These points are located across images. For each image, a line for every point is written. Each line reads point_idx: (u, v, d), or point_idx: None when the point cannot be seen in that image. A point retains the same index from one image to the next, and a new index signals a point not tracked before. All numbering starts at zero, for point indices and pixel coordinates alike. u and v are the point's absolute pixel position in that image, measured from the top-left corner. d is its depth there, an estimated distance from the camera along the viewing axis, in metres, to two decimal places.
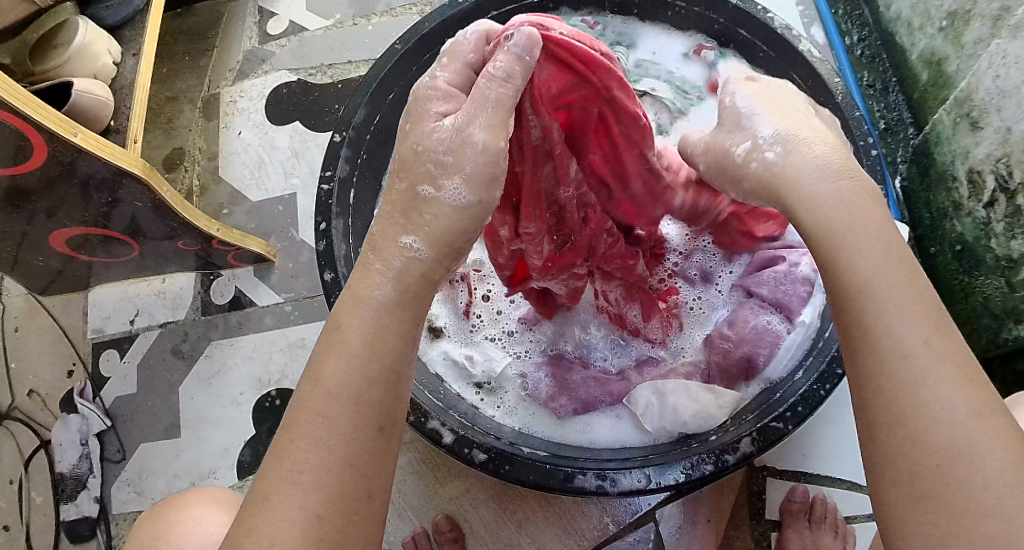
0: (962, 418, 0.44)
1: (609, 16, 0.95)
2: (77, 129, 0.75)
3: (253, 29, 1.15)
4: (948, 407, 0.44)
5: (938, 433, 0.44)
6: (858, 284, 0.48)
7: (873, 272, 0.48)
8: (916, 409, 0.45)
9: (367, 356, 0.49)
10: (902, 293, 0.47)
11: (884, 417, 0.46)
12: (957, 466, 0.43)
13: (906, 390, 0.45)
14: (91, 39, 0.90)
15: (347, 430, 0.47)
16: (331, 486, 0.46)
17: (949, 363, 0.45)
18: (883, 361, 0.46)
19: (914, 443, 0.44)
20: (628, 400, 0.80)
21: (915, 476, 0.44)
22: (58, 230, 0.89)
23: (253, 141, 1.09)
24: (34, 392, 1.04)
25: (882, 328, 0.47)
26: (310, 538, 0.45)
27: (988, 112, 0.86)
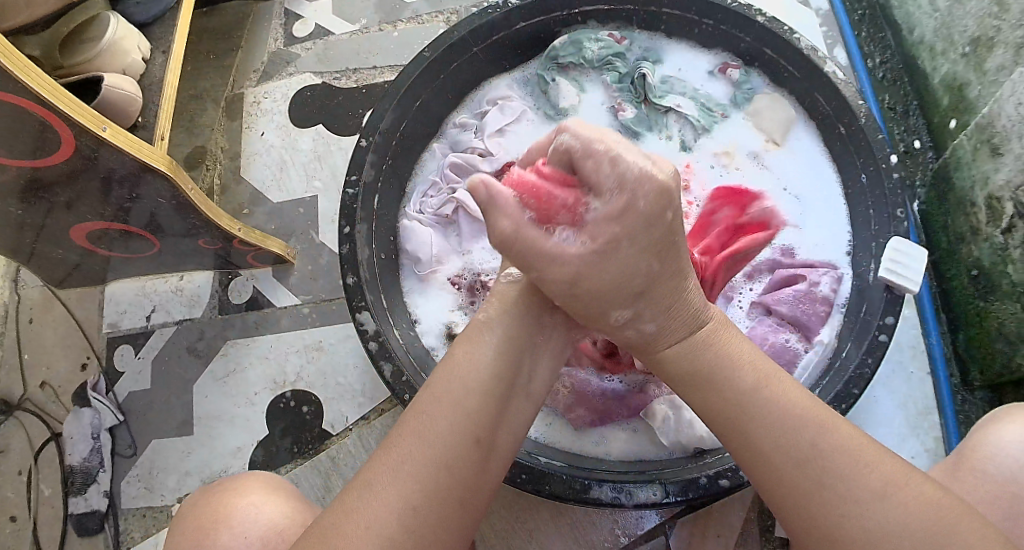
0: (878, 503, 0.49)
1: (636, 32, 0.96)
2: (105, 124, 0.76)
3: (279, 31, 1.16)
4: (857, 496, 0.50)
5: (857, 521, 0.49)
6: (734, 400, 0.55)
7: (745, 391, 0.55)
8: (826, 503, 0.50)
9: (492, 370, 0.57)
10: (762, 403, 0.54)
11: (812, 509, 0.51)
12: (881, 547, 0.48)
13: (818, 483, 0.51)
14: (122, 35, 0.91)
15: (445, 439, 0.53)
16: (427, 479, 0.51)
17: (853, 453, 0.51)
18: (786, 467, 0.52)
19: (834, 535, 0.50)
20: (646, 414, 0.80)
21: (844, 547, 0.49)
22: (79, 222, 0.90)
23: (276, 142, 1.10)
24: (46, 384, 1.04)
25: (784, 431, 0.53)
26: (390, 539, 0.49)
27: (1009, 139, 0.88)
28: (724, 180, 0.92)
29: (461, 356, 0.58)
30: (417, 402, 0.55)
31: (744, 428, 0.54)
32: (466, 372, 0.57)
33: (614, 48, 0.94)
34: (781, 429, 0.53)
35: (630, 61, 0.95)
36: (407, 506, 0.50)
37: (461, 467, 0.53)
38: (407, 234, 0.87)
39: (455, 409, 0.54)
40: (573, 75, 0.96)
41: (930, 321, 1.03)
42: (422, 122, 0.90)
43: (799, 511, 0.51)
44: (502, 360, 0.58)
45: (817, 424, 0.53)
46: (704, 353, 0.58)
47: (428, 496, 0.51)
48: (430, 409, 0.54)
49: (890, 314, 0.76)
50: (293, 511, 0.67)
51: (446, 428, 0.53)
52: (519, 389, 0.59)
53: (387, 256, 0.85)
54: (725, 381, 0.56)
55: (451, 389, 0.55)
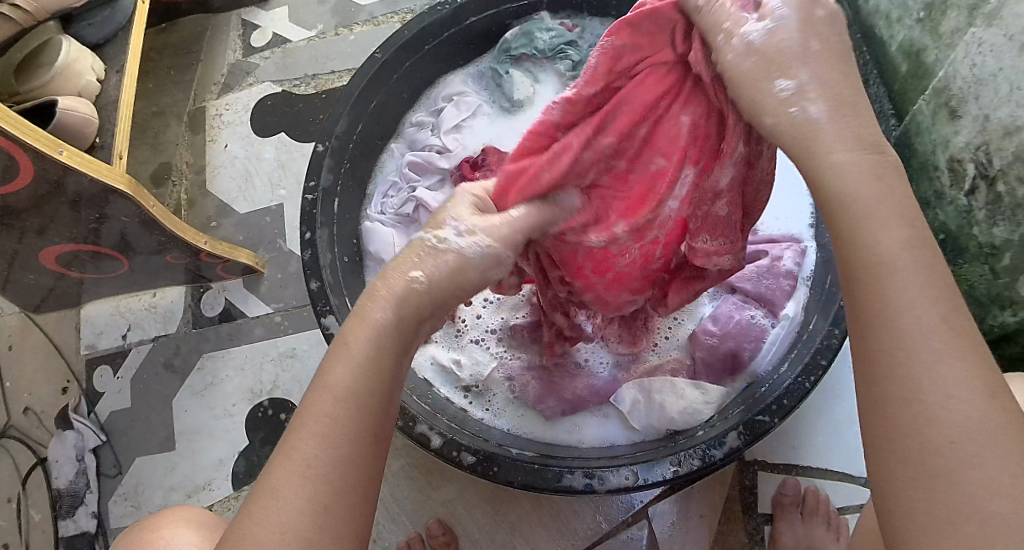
0: (976, 404, 0.41)
1: (587, 19, 0.97)
2: (61, 146, 0.76)
3: (237, 42, 1.16)
4: (956, 388, 0.41)
5: (943, 434, 0.41)
6: (875, 260, 0.45)
7: (888, 249, 0.45)
8: (923, 388, 0.42)
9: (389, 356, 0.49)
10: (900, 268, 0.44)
11: (898, 393, 0.42)
12: (965, 448, 0.40)
13: (915, 368, 0.42)
14: (75, 58, 0.91)
15: (346, 439, 0.46)
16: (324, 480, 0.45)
17: (964, 356, 0.42)
18: (886, 343, 0.43)
19: (918, 422, 0.41)
20: (615, 399, 0.81)
21: (915, 466, 0.41)
22: (49, 247, 0.90)
23: (240, 154, 1.10)
24: (29, 410, 1.04)
25: (894, 306, 0.43)
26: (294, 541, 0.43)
27: (966, 101, 0.88)
28: None
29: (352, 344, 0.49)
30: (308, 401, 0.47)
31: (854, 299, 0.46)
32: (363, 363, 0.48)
33: (566, 36, 0.94)
34: (910, 299, 0.43)
35: (583, 48, 0.96)
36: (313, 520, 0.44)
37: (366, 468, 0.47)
38: (370, 237, 0.88)
39: (358, 410, 0.47)
40: (527, 66, 0.96)
41: None
42: (377, 123, 0.90)
43: (890, 396, 0.43)
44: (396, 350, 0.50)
45: (942, 309, 0.43)
46: (845, 194, 0.47)
47: (333, 499, 0.45)
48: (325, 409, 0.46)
49: None
50: (205, 538, 0.67)
51: (346, 429, 0.46)
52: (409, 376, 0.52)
53: (350, 259, 0.85)
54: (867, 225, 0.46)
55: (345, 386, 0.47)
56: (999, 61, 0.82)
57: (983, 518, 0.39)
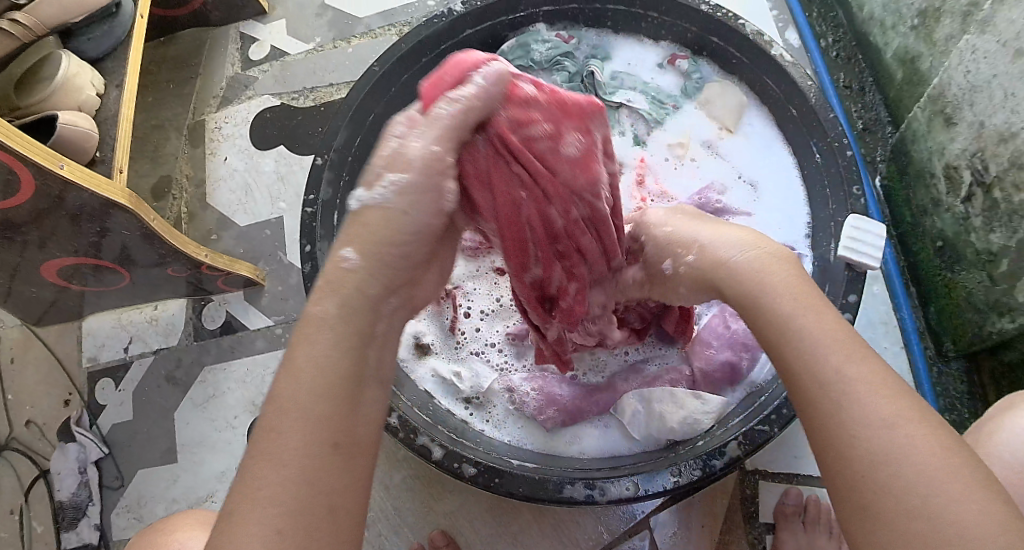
0: (890, 433, 0.46)
1: (584, 30, 0.98)
2: (62, 160, 0.77)
3: (236, 56, 1.17)
4: (873, 421, 0.47)
5: (877, 451, 0.46)
6: (778, 322, 0.54)
7: (788, 314, 0.54)
8: (841, 425, 0.48)
9: (339, 366, 0.49)
10: (806, 324, 0.53)
11: (825, 430, 0.48)
12: (887, 472, 0.45)
13: (832, 409, 0.48)
14: (75, 72, 0.92)
15: (304, 453, 0.47)
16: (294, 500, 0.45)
17: (874, 381, 0.48)
18: (803, 391, 0.50)
19: (846, 456, 0.47)
20: (615, 410, 0.82)
21: (861, 484, 0.46)
22: (49, 261, 0.90)
23: (239, 166, 1.10)
24: (31, 422, 1.05)
25: (810, 351, 0.51)
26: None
27: (961, 108, 0.89)
28: (678, 171, 0.94)
29: (299, 358, 0.49)
30: (269, 420, 0.48)
31: (781, 347, 0.53)
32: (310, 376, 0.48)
33: (562, 48, 0.96)
34: (816, 346, 0.51)
35: (579, 60, 0.97)
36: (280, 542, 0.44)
37: (328, 481, 0.47)
38: None
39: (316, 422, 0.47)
40: None
41: (900, 296, 1.04)
42: None
43: (821, 435, 0.49)
44: (345, 355, 0.50)
45: (848, 354, 0.50)
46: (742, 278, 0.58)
47: (295, 516, 0.45)
48: (278, 427, 0.47)
49: (852, 292, 0.77)
50: None
51: (303, 441, 0.47)
52: (373, 378, 0.52)
53: None
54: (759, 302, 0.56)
55: (297, 401, 0.48)
56: (993, 68, 0.82)
57: (929, 524, 0.43)
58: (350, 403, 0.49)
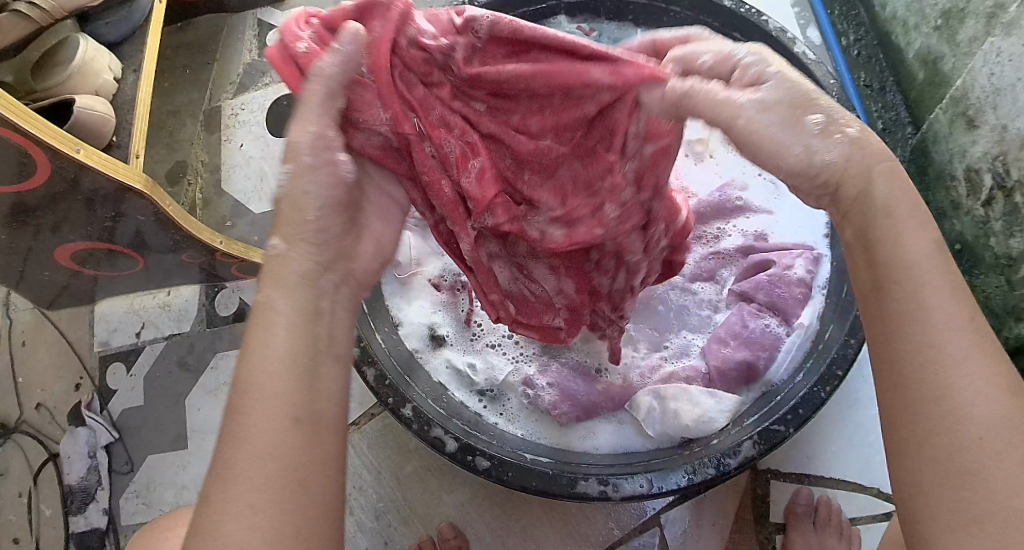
0: (989, 409, 0.44)
1: (604, 23, 0.97)
2: (78, 145, 0.76)
3: (253, 42, 1.17)
4: (974, 393, 0.44)
5: (967, 425, 0.44)
6: (893, 262, 0.49)
7: (922, 252, 0.48)
8: (940, 394, 0.45)
9: (290, 343, 0.49)
10: (931, 270, 0.47)
11: (917, 401, 0.46)
12: (987, 450, 0.43)
13: (933, 377, 0.45)
14: (92, 57, 0.91)
15: (271, 428, 0.46)
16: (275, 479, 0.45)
17: (977, 346, 0.46)
18: (901, 352, 0.47)
19: (934, 430, 0.45)
20: (629, 405, 0.81)
21: (942, 461, 0.44)
22: (62, 245, 0.90)
23: (255, 154, 1.10)
24: (41, 406, 1.05)
25: (924, 305, 0.47)
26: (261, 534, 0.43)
27: (984, 111, 0.88)
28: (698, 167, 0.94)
29: (258, 339, 0.49)
30: (234, 402, 0.47)
31: (883, 297, 0.49)
32: (265, 353, 0.49)
33: None
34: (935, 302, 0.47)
35: None
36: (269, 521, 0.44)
37: (296, 454, 0.46)
38: None
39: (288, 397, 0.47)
40: None
41: None
42: None
43: (901, 402, 0.46)
44: (295, 333, 0.50)
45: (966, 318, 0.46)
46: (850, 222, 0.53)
47: (270, 489, 0.44)
48: (240, 406, 0.46)
49: None
50: None
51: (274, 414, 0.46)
52: (329, 355, 0.51)
53: None
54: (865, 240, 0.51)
55: (256, 380, 0.47)
56: (1017, 72, 0.81)
57: (1007, 511, 0.42)
58: (307, 378, 0.49)
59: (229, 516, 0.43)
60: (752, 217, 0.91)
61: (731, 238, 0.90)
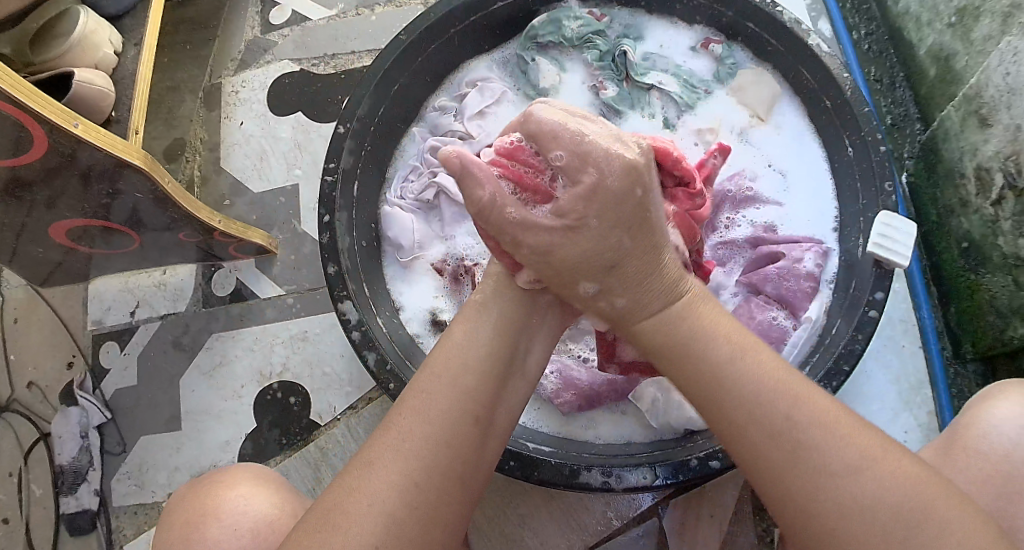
0: (853, 478, 0.47)
1: (617, 9, 0.96)
2: (76, 119, 0.74)
3: (256, 19, 1.14)
4: (833, 471, 0.48)
5: (834, 490, 0.47)
6: (711, 373, 0.53)
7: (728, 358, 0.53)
8: (804, 480, 0.48)
9: (492, 349, 0.58)
10: (742, 368, 0.52)
11: (785, 479, 0.49)
12: (858, 516, 0.47)
13: (792, 464, 0.49)
14: (92, 30, 0.89)
15: (443, 417, 0.53)
16: (426, 458, 0.51)
17: (828, 423, 0.49)
18: (753, 451, 0.50)
19: (807, 511, 0.48)
20: (633, 396, 0.80)
21: (813, 526, 0.48)
22: (58, 221, 0.88)
23: (255, 132, 1.08)
24: (33, 385, 1.03)
25: (753, 397, 0.51)
26: (406, 503, 0.49)
27: (998, 109, 0.87)
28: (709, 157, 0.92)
29: (459, 334, 0.58)
30: (416, 383, 0.55)
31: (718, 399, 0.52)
32: (460, 354, 0.57)
33: (594, 26, 0.94)
34: (756, 403, 0.51)
35: (611, 38, 0.95)
36: (403, 495, 0.49)
37: (461, 446, 0.52)
38: (387, 223, 0.87)
39: (467, 397, 0.54)
40: (553, 54, 0.95)
41: (921, 295, 1.02)
42: (400, 106, 0.89)
43: (776, 493, 0.49)
44: (501, 336, 0.59)
45: (796, 399, 0.51)
46: (664, 334, 0.57)
47: (427, 472, 0.50)
48: (426, 388, 0.54)
49: (879, 290, 0.76)
50: (278, 505, 0.66)
51: (448, 405, 0.53)
52: (519, 372, 0.61)
53: (367, 243, 0.84)
54: (684, 348, 0.55)
55: (451, 370, 0.55)
56: None
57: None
58: (496, 385, 0.57)
59: (388, 476, 0.50)
60: (763, 209, 0.89)
61: (740, 229, 0.89)
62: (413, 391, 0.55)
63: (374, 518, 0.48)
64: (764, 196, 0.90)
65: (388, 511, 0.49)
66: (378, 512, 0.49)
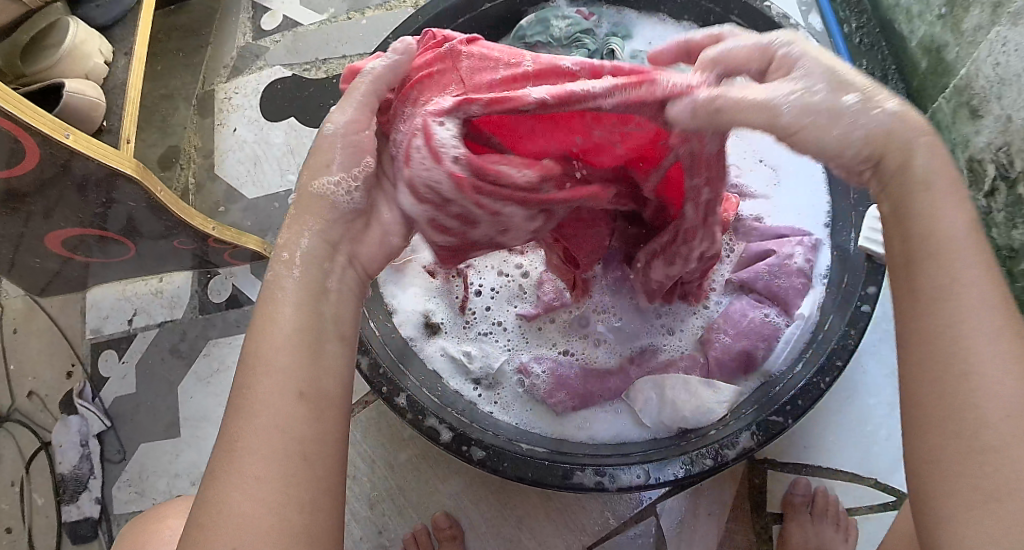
0: (1004, 382, 0.43)
1: (604, 7, 0.97)
2: (68, 130, 0.75)
3: (247, 26, 1.15)
4: (1005, 370, 0.43)
5: (994, 394, 0.43)
6: (933, 235, 0.47)
7: (958, 228, 0.47)
8: (973, 382, 0.44)
9: (296, 322, 0.50)
10: (963, 244, 0.46)
11: (945, 375, 0.44)
12: (1014, 427, 0.42)
13: (954, 357, 0.44)
14: (83, 40, 0.90)
15: (271, 408, 0.47)
16: (278, 458, 0.46)
17: (1013, 326, 0.45)
18: (939, 314, 0.46)
19: (946, 401, 0.44)
20: (626, 395, 0.81)
21: (964, 439, 0.43)
22: (53, 232, 0.89)
23: (249, 138, 1.09)
24: (33, 394, 1.04)
25: (957, 281, 0.46)
26: (268, 506, 0.44)
27: (988, 100, 0.87)
28: None
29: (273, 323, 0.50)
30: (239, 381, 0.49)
31: (915, 265, 0.47)
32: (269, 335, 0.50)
33: (582, 25, 0.95)
34: (966, 280, 0.46)
35: (599, 36, 0.96)
36: (262, 503, 0.45)
37: (303, 432, 0.47)
38: None
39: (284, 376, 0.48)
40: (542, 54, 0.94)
41: None
42: None
43: (938, 369, 0.45)
44: (303, 311, 0.51)
45: (996, 293, 0.46)
46: (909, 184, 0.49)
47: (278, 469, 0.46)
48: (244, 385, 0.48)
49: (870, 284, 0.76)
50: None
51: (273, 397, 0.47)
52: (332, 332, 0.52)
53: None
54: (910, 213, 0.49)
55: (262, 354, 0.49)
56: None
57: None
58: (310, 355, 0.50)
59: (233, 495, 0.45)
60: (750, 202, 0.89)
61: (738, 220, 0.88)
62: (237, 390, 0.49)
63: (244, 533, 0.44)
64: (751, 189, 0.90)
65: (254, 523, 0.44)
66: (229, 517, 0.44)
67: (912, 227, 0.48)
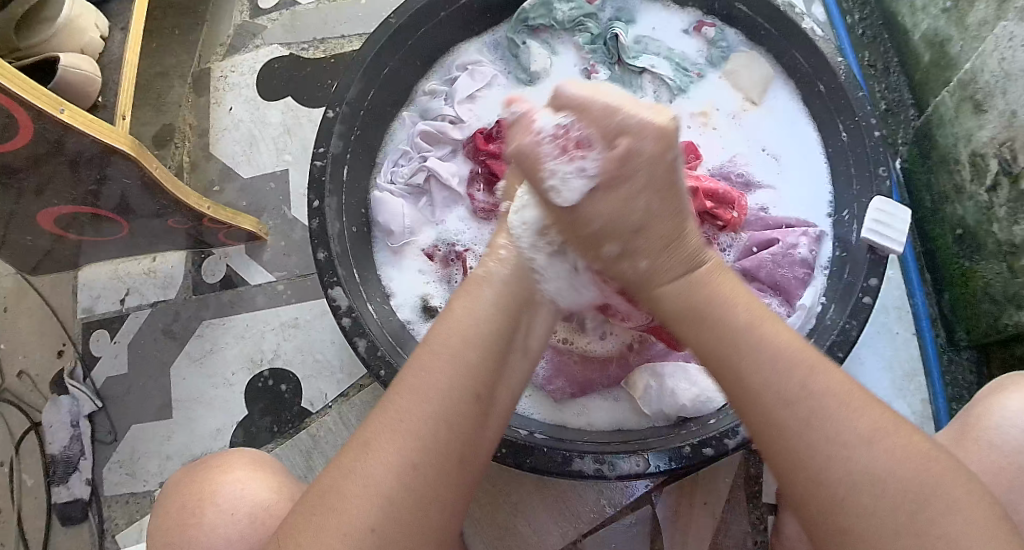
0: (864, 451, 0.49)
1: None
2: (62, 105, 0.73)
3: (244, 4, 1.13)
4: (847, 442, 0.49)
5: (847, 466, 0.49)
6: (736, 338, 0.54)
7: (748, 325, 0.54)
8: (825, 463, 0.49)
9: (486, 326, 0.57)
10: (756, 343, 0.53)
11: (801, 460, 0.50)
12: (867, 496, 0.48)
13: (802, 441, 0.50)
14: (78, 14, 0.88)
15: (440, 393, 0.53)
16: (422, 438, 0.51)
17: (843, 398, 0.51)
18: (771, 410, 0.51)
19: (815, 495, 0.49)
20: (625, 383, 0.80)
21: (828, 518, 0.49)
22: (46, 209, 0.87)
23: (245, 117, 1.08)
24: (24, 373, 1.02)
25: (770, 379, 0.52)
26: (403, 482, 0.50)
27: (993, 95, 0.86)
28: (702, 142, 0.91)
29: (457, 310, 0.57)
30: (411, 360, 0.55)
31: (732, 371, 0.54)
32: (459, 327, 0.56)
33: (585, 9, 0.94)
34: (777, 372, 0.52)
35: (603, 21, 0.95)
36: (394, 479, 0.50)
37: (458, 427, 0.53)
38: (378, 207, 0.86)
39: (460, 372, 0.54)
40: (544, 37, 0.95)
41: (914, 282, 1.01)
42: (389, 90, 0.88)
43: (790, 455, 0.50)
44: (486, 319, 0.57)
45: (808, 371, 0.52)
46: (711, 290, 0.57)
47: (424, 451, 0.51)
48: (424, 366, 0.54)
49: (873, 276, 0.75)
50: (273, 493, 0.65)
51: (443, 384, 0.53)
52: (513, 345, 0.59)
53: (358, 229, 0.84)
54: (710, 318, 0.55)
55: (440, 345, 0.55)
56: None
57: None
58: (493, 356, 0.56)
59: (382, 461, 0.51)
60: (758, 193, 0.89)
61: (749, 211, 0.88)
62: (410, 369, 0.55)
63: (368, 498, 0.50)
64: (757, 179, 0.89)
65: (387, 493, 0.50)
66: (375, 492, 0.50)
67: (710, 334, 0.55)
